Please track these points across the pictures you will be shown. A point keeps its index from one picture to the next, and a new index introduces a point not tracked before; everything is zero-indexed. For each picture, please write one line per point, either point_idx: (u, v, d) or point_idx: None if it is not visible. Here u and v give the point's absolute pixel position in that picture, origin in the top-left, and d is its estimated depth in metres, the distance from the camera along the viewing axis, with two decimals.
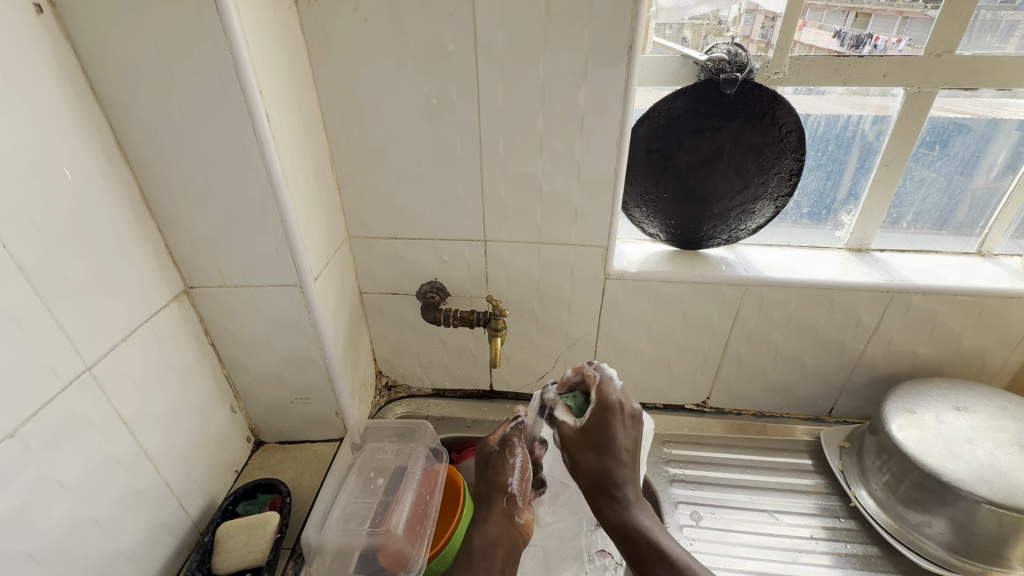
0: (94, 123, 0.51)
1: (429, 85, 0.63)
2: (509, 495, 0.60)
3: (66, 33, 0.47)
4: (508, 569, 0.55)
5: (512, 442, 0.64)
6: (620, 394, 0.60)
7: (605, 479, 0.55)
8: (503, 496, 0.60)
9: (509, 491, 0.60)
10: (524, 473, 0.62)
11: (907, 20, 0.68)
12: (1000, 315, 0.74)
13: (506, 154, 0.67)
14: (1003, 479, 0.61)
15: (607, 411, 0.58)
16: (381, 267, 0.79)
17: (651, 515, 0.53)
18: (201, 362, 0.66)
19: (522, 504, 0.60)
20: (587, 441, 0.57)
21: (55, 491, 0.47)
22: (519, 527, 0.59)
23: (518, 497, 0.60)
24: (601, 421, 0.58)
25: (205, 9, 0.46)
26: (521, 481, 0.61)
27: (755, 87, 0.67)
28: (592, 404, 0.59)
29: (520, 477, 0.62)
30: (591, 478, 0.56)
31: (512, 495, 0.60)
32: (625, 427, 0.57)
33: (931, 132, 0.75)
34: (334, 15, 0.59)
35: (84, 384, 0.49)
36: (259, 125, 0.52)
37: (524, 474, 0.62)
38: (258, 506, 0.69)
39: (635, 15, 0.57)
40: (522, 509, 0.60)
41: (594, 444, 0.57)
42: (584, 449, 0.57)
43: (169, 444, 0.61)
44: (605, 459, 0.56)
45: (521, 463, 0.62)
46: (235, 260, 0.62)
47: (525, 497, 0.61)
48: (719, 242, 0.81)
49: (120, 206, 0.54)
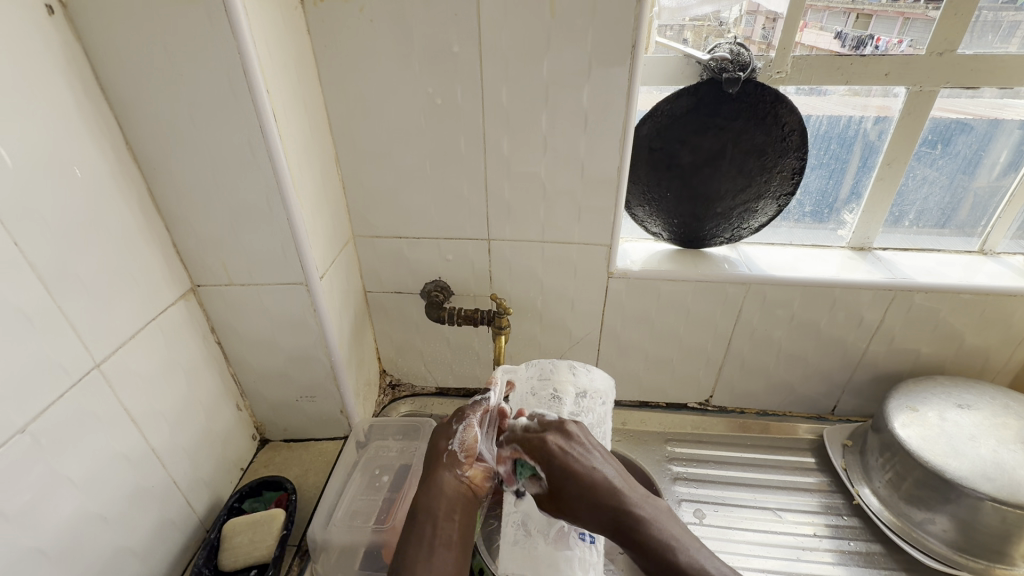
0: (102, 122, 0.51)
1: (434, 85, 0.63)
2: (451, 453, 0.60)
3: (77, 33, 0.48)
4: (456, 516, 0.55)
5: (465, 412, 0.63)
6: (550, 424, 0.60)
7: (602, 512, 0.54)
8: (444, 455, 0.60)
9: (450, 450, 0.60)
10: (468, 440, 0.61)
11: (909, 20, 0.69)
12: (1003, 313, 0.74)
13: (511, 153, 0.67)
14: (1006, 476, 0.61)
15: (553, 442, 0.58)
16: (385, 265, 0.79)
17: (662, 519, 0.53)
18: (207, 360, 0.67)
19: (466, 461, 0.59)
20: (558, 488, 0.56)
21: (64, 486, 0.47)
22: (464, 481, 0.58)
23: (459, 453, 0.60)
24: (558, 455, 0.56)
25: (213, 10, 0.47)
26: (465, 444, 0.61)
27: (757, 86, 0.67)
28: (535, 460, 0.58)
29: (463, 443, 0.60)
30: (588, 515, 0.55)
31: (453, 453, 0.60)
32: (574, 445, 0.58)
33: (934, 130, 0.75)
34: (341, 15, 0.60)
35: (93, 381, 0.50)
36: (266, 125, 0.53)
37: (468, 441, 0.61)
38: (264, 504, 0.69)
39: (639, 14, 0.57)
40: (468, 463, 0.59)
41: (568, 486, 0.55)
42: (563, 498, 0.56)
43: (176, 441, 0.61)
44: (585, 483, 0.55)
45: (466, 428, 0.61)
46: (241, 259, 0.62)
47: (470, 455, 0.60)
48: (722, 241, 0.81)
49: (128, 205, 0.54)
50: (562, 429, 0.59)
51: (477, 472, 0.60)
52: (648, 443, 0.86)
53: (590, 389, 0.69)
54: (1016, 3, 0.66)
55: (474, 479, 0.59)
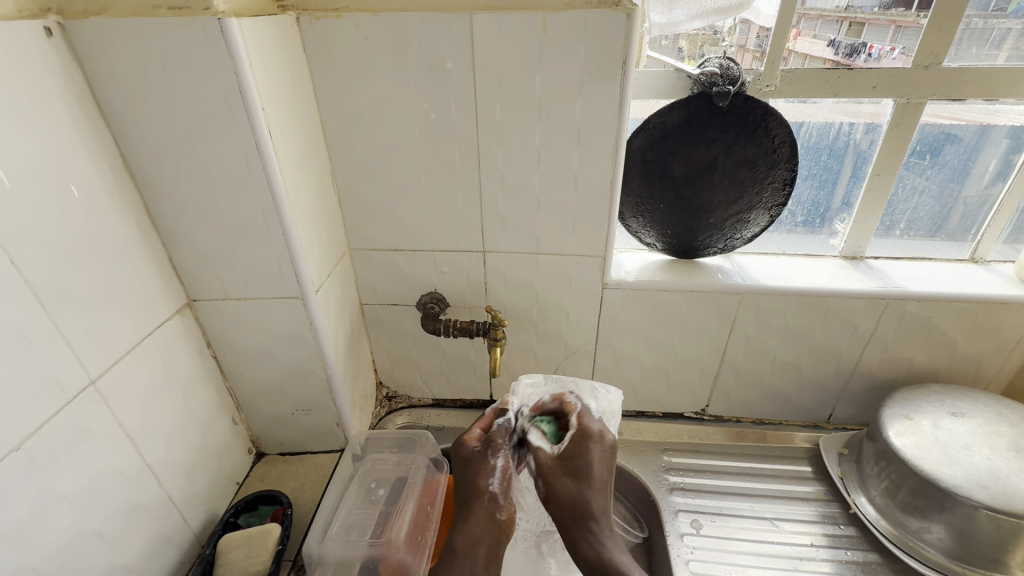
0: (100, 140, 0.52)
1: (428, 100, 0.64)
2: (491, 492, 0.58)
3: (75, 54, 0.49)
4: (491, 567, 0.55)
5: (497, 444, 0.61)
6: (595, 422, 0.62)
7: (578, 511, 0.56)
8: (484, 496, 0.58)
9: (491, 491, 0.58)
10: (507, 475, 0.59)
11: (900, 28, 0.69)
12: (994, 321, 0.75)
13: (505, 166, 0.68)
14: (1000, 484, 0.61)
15: (590, 440, 0.60)
16: (381, 278, 0.79)
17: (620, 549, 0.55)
18: (203, 374, 0.67)
19: (504, 504, 0.58)
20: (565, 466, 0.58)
21: (59, 503, 0.47)
22: (503, 524, 0.57)
23: (500, 498, 0.58)
24: (583, 440, 0.60)
25: (210, 31, 0.48)
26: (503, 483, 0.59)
27: (747, 99, 0.68)
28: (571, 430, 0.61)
29: (503, 480, 0.59)
30: (566, 506, 0.56)
31: (493, 495, 0.58)
32: (601, 457, 0.59)
33: (923, 140, 0.76)
34: (336, 33, 0.61)
35: (89, 397, 0.50)
36: (261, 141, 0.53)
37: (507, 477, 0.59)
38: (260, 518, 0.69)
39: (629, 30, 0.58)
40: (505, 505, 0.58)
41: (574, 467, 0.58)
42: (563, 473, 0.58)
43: (172, 456, 0.61)
44: (583, 485, 0.57)
45: (504, 467, 0.59)
46: (237, 273, 0.63)
47: (507, 495, 0.59)
48: (716, 251, 0.82)
49: (125, 222, 0.55)
50: (601, 437, 0.61)
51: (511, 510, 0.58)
52: (645, 453, 0.86)
53: (607, 411, 0.69)
54: (1007, 9, 0.67)
55: (508, 521, 0.58)
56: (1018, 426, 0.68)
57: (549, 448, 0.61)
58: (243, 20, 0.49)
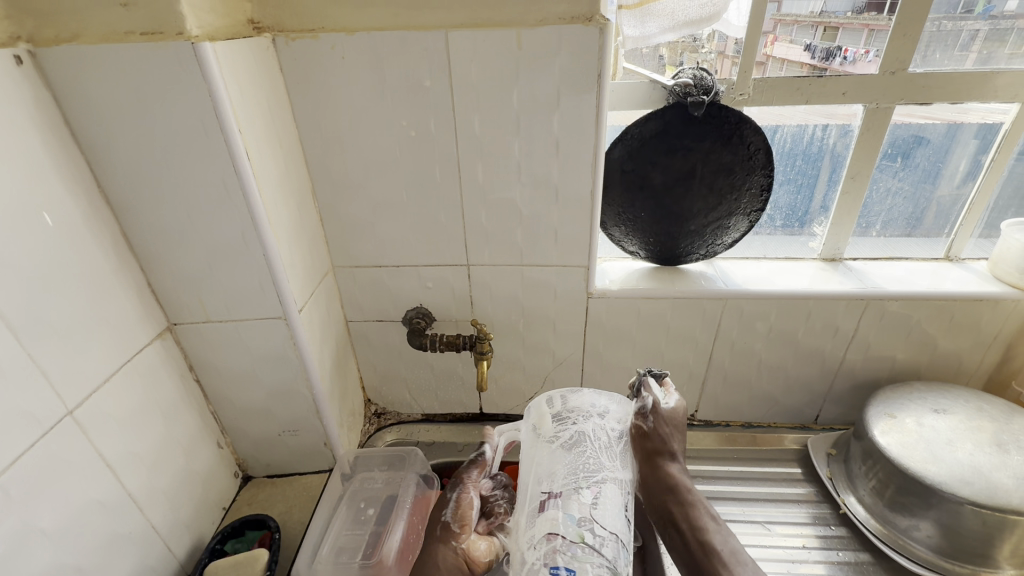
0: (74, 167, 0.51)
1: (407, 117, 0.64)
2: (445, 524, 0.61)
3: (46, 82, 0.48)
4: None
5: (457, 479, 0.66)
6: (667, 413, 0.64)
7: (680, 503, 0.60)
8: (438, 525, 0.62)
9: (443, 519, 0.62)
10: (460, 509, 0.62)
11: (873, 32, 0.71)
12: (971, 318, 0.77)
13: (486, 181, 0.69)
14: (984, 479, 0.62)
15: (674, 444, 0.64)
16: (366, 295, 0.79)
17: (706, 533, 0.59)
18: (185, 399, 0.66)
19: (459, 532, 0.60)
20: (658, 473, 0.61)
21: (37, 539, 0.46)
22: (461, 553, 0.58)
23: (452, 525, 0.61)
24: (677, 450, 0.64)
25: (184, 56, 0.48)
26: (456, 512, 0.62)
27: (722, 108, 0.69)
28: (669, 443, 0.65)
29: (455, 513, 0.62)
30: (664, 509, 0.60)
31: (446, 524, 0.61)
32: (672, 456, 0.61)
33: (894, 143, 0.78)
34: (312, 54, 0.61)
35: (66, 428, 0.49)
36: (239, 163, 0.53)
37: (458, 509, 0.62)
38: (247, 544, 0.67)
39: (603, 45, 0.59)
40: (464, 534, 0.60)
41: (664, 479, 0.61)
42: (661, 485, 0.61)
43: (154, 484, 0.60)
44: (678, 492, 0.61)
45: (456, 497, 0.64)
46: (218, 295, 0.62)
47: (461, 523, 0.61)
48: (698, 257, 0.83)
49: (101, 249, 0.54)
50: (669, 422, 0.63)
51: (470, 541, 0.60)
52: None
53: (565, 410, 0.62)
54: (974, 11, 0.69)
55: (469, 551, 0.59)
56: (998, 421, 0.69)
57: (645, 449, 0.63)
58: (217, 44, 0.49)
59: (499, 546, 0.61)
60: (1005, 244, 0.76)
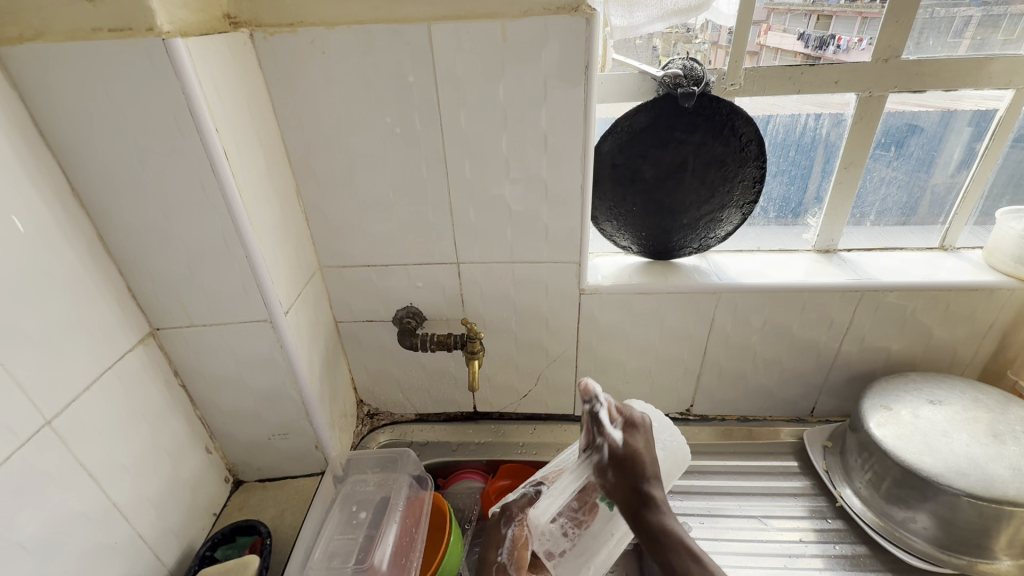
0: (45, 169, 0.50)
1: (392, 113, 0.63)
2: (499, 563, 0.62)
3: (12, 80, 0.47)
4: None
5: (512, 513, 0.66)
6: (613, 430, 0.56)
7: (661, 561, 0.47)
8: (492, 566, 0.62)
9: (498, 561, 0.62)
10: (515, 547, 0.63)
11: (866, 20, 0.69)
12: (966, 308, 0.76)
13: (473, 177, 0.67)
14: (980, 471, 0.62)
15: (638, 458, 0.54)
16: (355, 295, 0.78)
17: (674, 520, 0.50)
18: (171, 404, 0.64)
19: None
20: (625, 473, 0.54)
21: (16, 554, 0.45)
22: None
23: (509, 567, 0.62)
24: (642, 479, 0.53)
25: (155, 52, 0.46)
26: (512, 552, 0.63)
27: (712, 99, 0.68)
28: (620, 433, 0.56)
29: (511, 551, 0.63)
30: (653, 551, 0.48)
31: (501, 564, 0.62)
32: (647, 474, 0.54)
33: (887, 132, 0.77)
34: (292, 49, 0.59)
35: (45, 439, 0.48)
36: (217, 163, 0.52)
37: (516, 549, 0.63)
38: (238, 550, 0.66)
39: (590, 35, 0.58)
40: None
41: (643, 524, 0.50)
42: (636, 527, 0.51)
43: (140, 492, 0.59)
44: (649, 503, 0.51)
45: (513, 535, 0.64)
46: (201, 298, 0.61)
47: (518, 565, 0.62)
48: (691, 251, 0.82)
49: (76, 253, 0.52)
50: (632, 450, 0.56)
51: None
52: None
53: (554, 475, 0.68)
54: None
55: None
56: (994, 412, 0.69)
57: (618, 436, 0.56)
58: (189, 39, 0.48)
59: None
60: (1000, 232, 0.75)
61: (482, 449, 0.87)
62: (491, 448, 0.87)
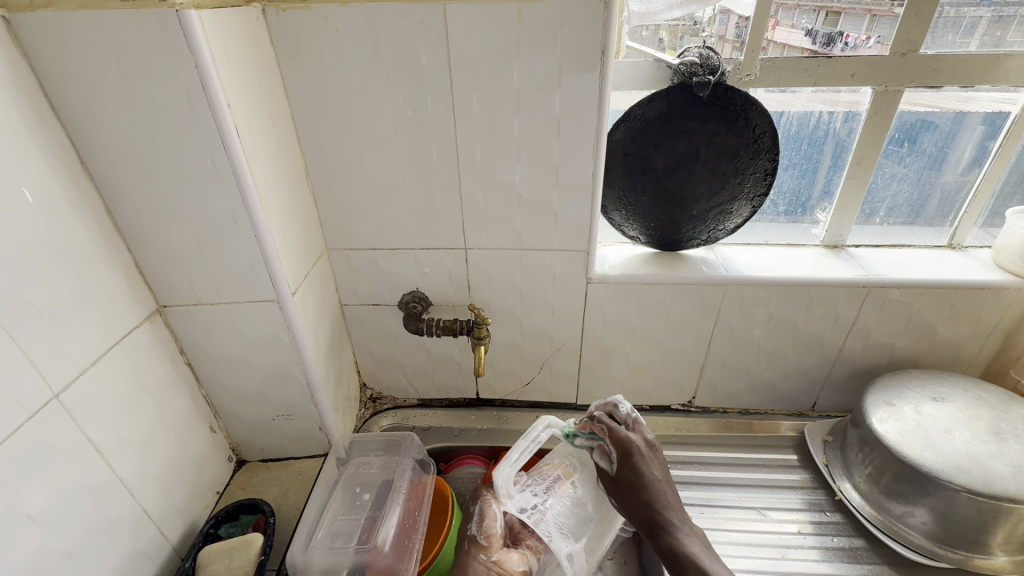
0: (55, 143, 0.49)
1: (404, 95, 0.62)
2: (472, 538, 0.70)
3: (23, 51, 0.46)
4: None
5: (480, 493, 0.74)
6: (637, 432, 0.63)
7: (649, 519, 0.58)
8: (465, 539, 0.71)
9: (468, 533, 0.71)
10: (483, 523, 0.71)
11: (875, 17, 0.70)
12: (972, 306, 0.76)
13: (484, 162, 0.67)
14: (980, 467, 0.62)
15: (637, 454, 0.61)
16: (361, 278, 0.78)
17: (695, 539, 0.57)
18: (177, 382, 0.64)
19: (488, 546, 0.69)
20: (626, 482, 0.61)
21: (24, 524, 0.45)
22: (492, 563, 0.67)
23: (479, 539, 0.70)
24: (649, 477, 0.60)
25: (168, 25, 0.45)
26: (479, 523, 0.71)
27: (727, 89, 0.67)
28: (617, 445, 0.62)
29: (480, 526, 0.71)
30: (642, 521, 0.59)
31: (473, 538, 0.70)
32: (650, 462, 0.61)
33: (900, 128, 0.76)
34: (304, 26, 0.58)
35: (52, 411, 0.48)
36: (227, 138, 0.51)
37: (482, 522, 0.71)
38: (241, 528, 0.67)
39: (607, 19, 0.57)
40: (493, 547, 0.69)
41: (631, 483, 0.60)
42: (624, 494, 0.61)
43: (146, 469, 0.59)
44: (660, 498, 0.59)
45: (479, 511, 0.72)
46: (209, 278, 0.60)
47: (488, 536, 0.70)
48: (699, 243, 0.81)
49: (85, 227, 0.52)
50: (641, 446, 0.62)
51: (502, 555, 0.68)
52: None
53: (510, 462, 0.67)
54: None
55: (501, 562, 0.67)
56: (997, 409, 0.69)
57: (608, 463, 0.63)
58: (202, 12, 0.47)
59: (532, 561, 0.69)
60: (1010, 232, 0.75)
61: (484, 435, 0.87)
62: (493, 435, 0.87)
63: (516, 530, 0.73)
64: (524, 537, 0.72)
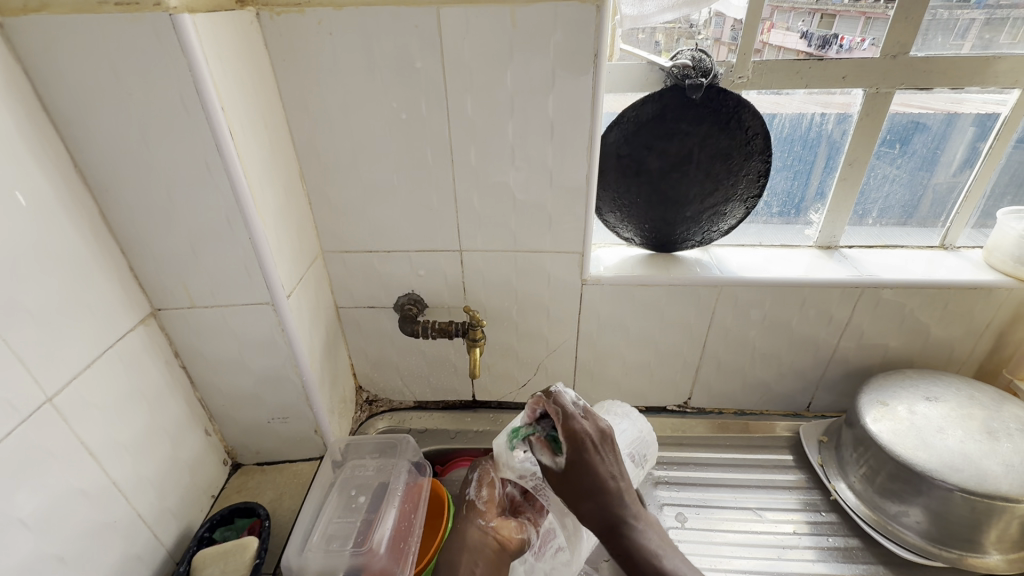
0: (48, 146, 0.49)
1: (399, 98, 0.62)
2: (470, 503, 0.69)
3: (17, 56, 0.46)
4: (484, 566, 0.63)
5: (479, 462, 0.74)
6: (588, 420, 0.60)
7: (604, 520, 0.56)
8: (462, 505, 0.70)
9: (467, 498, 0.70)
10: (482, 491, 0.70)
11: (870, 20, 0.70)
12: (965, 307, 0.77)
13: (478, 164, 0.67)
14: (973, 466, 0.63)
15: (588, 449, 0.57)
16: (356, 281, 0.78)
17: (654, 536, 0.56)
18: (171, 385, 0.64)
19: (485, 512, 0.68)
20: (573, 481, 0.57)
21: (16, 529, 0.45)
22: (490, 529, 0.66)
23: (478, 505, 0.69)
24: (599, 472, 0.57)
25: (162, 29, 0.46)
26: (477, 489, 0.70)
27: (720, 91, 0.68)
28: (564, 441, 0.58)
29: (478, 493, 0.70)
30: (596, 521, 0.56)
31: (471, 503, 0.69)
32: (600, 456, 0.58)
33: (892, 130, 0.77)
34: (298, 30, 0.59)
35: (45, 416, 0.48)
36: (221, 140, 0.51)
37: (481, 488, 0.70)
38: (236, 532, 0.67)
39: (599, 24, 0.57)
40: (490, 513, 0.68)
41: (584, 484, 0.57)
42: (574, 492, 0.57)
43: (139, 472, 0.59)
44: (612, 495, 0.56)
45: (477, 478, 0.72)
46: (203, 281, 0.60)
47: (486, 502, 0.69)
48: (694, 244, 0.82)
49: (79, 230, 0.52)
50: (591, 439, 0.58)
51: (500, 523, 0.67)
52: None
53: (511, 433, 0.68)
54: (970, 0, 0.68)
55: (498, 529, 0.66)
56: (989, 409, 0.70)
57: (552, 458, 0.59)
58: (196, 16, 0.47)
59: (529, 532, 0.67)
60: (1001, 232, 0.76)
61: (480, 437, 0.87)
62: (489, 436, 0.87)
63: (516, 501, 0.70)
64: (524, 509, 0.69)
